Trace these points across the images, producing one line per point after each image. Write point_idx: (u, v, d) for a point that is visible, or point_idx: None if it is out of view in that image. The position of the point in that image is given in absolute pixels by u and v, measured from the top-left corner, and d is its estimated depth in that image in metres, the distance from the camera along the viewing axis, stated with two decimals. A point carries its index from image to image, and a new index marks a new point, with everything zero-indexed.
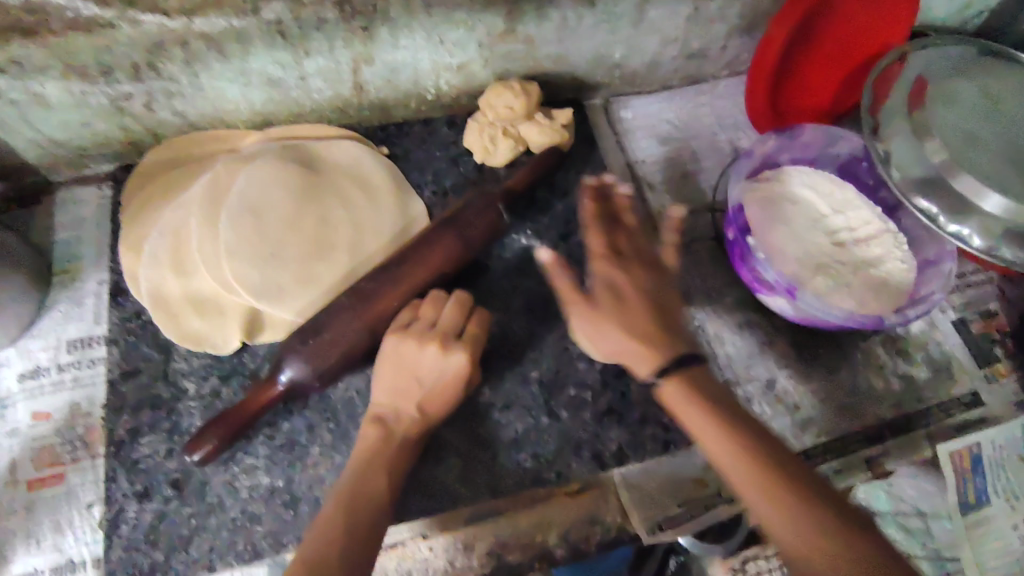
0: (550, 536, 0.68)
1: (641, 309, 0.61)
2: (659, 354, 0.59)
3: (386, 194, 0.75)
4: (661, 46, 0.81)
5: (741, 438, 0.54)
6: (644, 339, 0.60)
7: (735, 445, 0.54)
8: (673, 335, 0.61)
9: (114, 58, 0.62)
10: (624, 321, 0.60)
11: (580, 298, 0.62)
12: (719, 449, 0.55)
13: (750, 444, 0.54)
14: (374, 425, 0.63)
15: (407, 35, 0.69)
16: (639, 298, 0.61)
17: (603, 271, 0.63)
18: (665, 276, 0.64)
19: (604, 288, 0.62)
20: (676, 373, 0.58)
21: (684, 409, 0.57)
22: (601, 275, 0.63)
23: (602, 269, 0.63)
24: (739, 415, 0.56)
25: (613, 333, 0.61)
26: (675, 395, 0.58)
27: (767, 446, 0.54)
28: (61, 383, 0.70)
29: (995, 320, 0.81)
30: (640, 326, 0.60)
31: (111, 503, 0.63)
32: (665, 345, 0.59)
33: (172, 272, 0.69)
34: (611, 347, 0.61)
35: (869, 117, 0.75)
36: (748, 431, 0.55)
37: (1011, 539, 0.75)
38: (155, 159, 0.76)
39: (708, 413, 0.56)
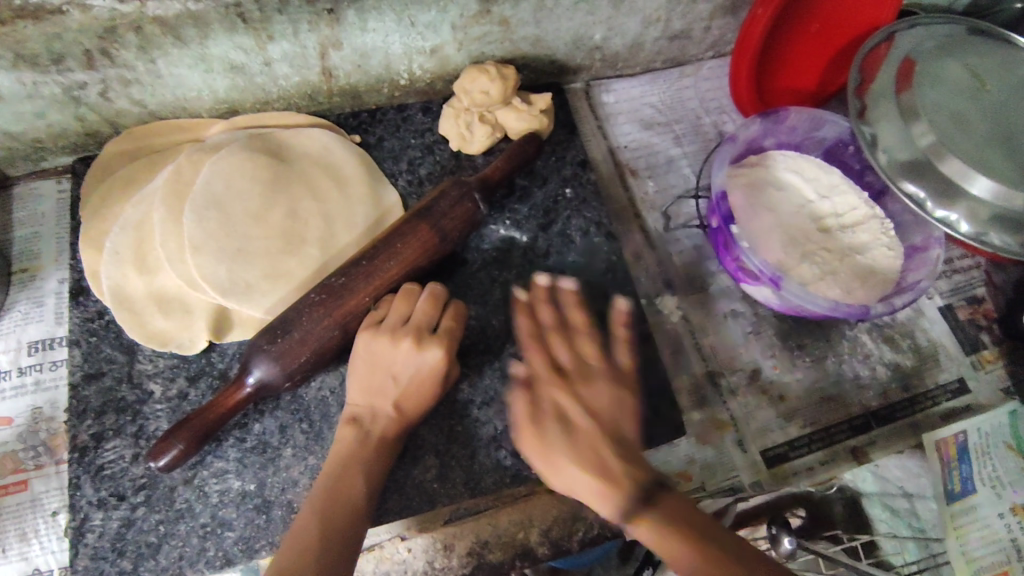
0: (531, 534, 0.67)
1: (591, 431, 0.57)
2: (614, 488, 0.54)
3: (357, 184, 0.72)
4: (642, 27, 0.78)
5: (618, 466, 0.55)
6: (614, 479, 0.54)
7: (610, 503, 0.54)
8: (621, 434, 0.58)
9: (65, 45, 0.59)
10: (571, 444, 0.57)
11: (530, 426, 0.59)
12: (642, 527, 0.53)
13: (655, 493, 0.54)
14: (348, 426, 0.61)
15: (375, 18, 0.66)
16: (598, 430, 0.57)
17: (550, 397, 0.60)
18: (620, 382, 0.61)
19: (545, 405, 0.59)
20: (638, 489, 0.54)
21: (534, 446, 0.58)
22: (542, 380, 0.61)
23: (548, 400, 0.60)
24: (653, 485, 0.54)
25: (571, 465, 0.56)
26: (531, 441, 0.58)
27: (684, 507, 0.54)
28: (23, 386, 0.67)
29: (983, 306, 0.80)
30: (600, 464, 0.55)
31: (76, 511, 0.61)
32: (612, 470, 0.55)
33: (134, 269, 0.66)
34: (567, 480, 0.56)
35: (856, 99, 0.72)
36: (645, 478, 0.55)
37: (997, 527, 0.74)
38: (114, 150, 0.72)
39: (610, 465, 0.55)
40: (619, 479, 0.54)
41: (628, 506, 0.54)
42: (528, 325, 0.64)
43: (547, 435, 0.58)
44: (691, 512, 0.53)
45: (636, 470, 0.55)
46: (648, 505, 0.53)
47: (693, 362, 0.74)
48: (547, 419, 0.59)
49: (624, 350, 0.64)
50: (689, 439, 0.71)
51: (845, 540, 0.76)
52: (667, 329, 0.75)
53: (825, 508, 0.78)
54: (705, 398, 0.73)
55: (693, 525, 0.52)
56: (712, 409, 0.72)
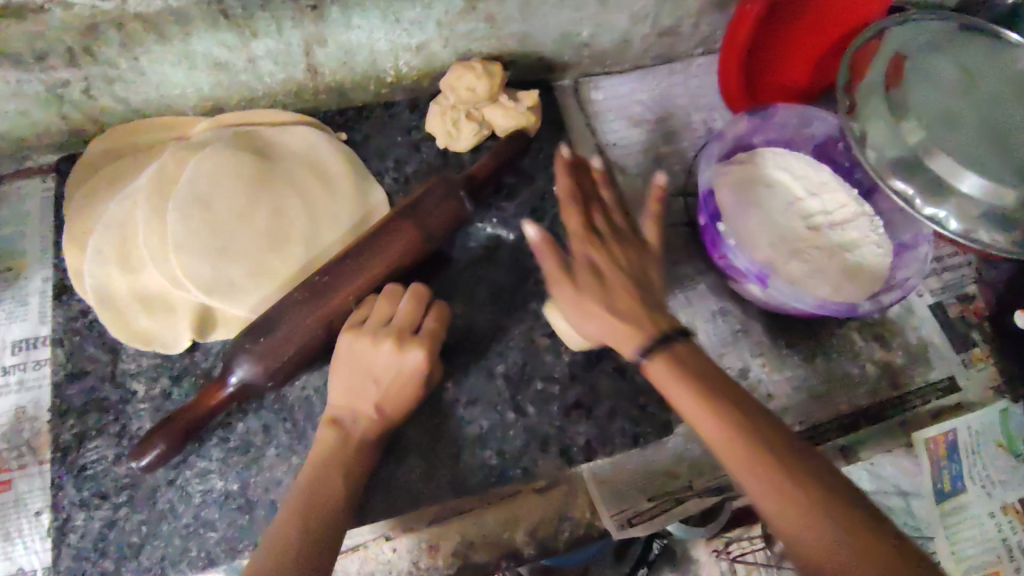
0: (517, 534, 0.67)
1: (625, 292, 0.58)
2: (683, 381, 0.53)
3: (343, 182, 0.72)
4: (631, 23, 0.77)
5: (749, 432, 0.48)
6: (671, 358, 0.54)
7: (738, 454, 0.48)
8: (654, 307, 0.58)
9: (46, 43, 0.58)
10: (603, 294, 0.58)
11: (561, 275, 0.60)
12: (773, 505, 0.46)
13: (789, 457, 0.47)
14: (329, 427, 0.61)
15: (360, 15, 0.66)
16: (624, 284, 0.58)
17: (583, 251, 0.61)
18: (643, 254, 0.62)
19: (583, 266, 0.60)
20: (664, 348, 0.55)
21: (670, 385, 0.53)
22: (574, 255, 0.61)
23: (580, 259, 0.60)
24: (790, 450, 0.48)
25: (585, 320, 0.59)
26: (660, 367, 0.54)
27: (818, 476, 0.46)
28: (7, 386, 0.67)
29: (973, 303, 0.80)
30: (633, 320, 0.56)
31: (58, 511, 0.61)
32: (693, 386, 0.52)
33: (117, 267, 0.66)
34: (594, 334, 0.59)
35: (845, 97, 0.71)
36: (781, 445, 0.48)
37: (988, 527, 0.73)
38: (99, 149, 0.72)
39: (743, 442, 0.48)
40: (746, 443, 0.48)
41: (756, 469, 0.47)
42: (564, 184, 0.65)
43: (678, 379, 0.53)
44: (824, 479, 0.46)
45: (775, 434, 0.48)
46: (776, 472, 0.46)
47: None
48: (685, 360, 0.54)
49: (655, 230, 0.64)
50: None
51: None
52: None
53: None
54: None
55: (827, 499, 0.45)
56: None
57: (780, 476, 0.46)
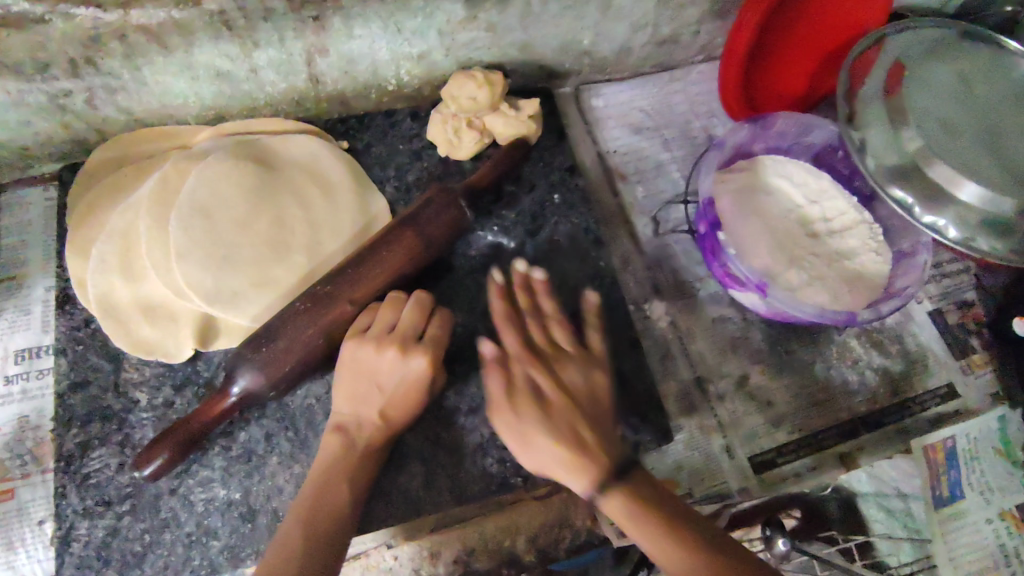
0: (517, 542, 0.68)
1: (570, 412, 0.60)
2: (592, 465, 0.57)
3: (344, 191, 0.72)
4: (631, 32, 0.77)
5: (684, 533, 0.53)
6: (576, 453, 0.58)
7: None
8: (607, 439, 0.60)
9: (49, 54, 0.59)
10: (551, 425, 0.59)
11: (502, 403, 0.61)
12: (676, 566, 0.52)
13: (712, 558, 0.51)
14: (334, 434, 0.61)
15: (361, 25, 0.66)
16: (564, 423, 0.59)
17: (524, 372, 0.62)
18: (591, 359, 0.65)
19: (524, 386, 0.61)
20: (620, 479, 0.57)
21: (630, 525, 0.55)
22: (512, 351, 0.63)
23: (524, 376, 0.62)
24: (727, 547, 0.53)
25: (541, 442, 0.59)
26: (620, 506, 0.56)
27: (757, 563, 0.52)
28: (9, 395, 0.67)
29: (972, 310, 0.80)
30: (579, 448, 0.58)
31: (61, 520, 0.61)
32: (591, 449, 0.58)
33: (120, 277, 0.66)
34: (528, 431, 0.59)
35: (844, 104, 0.72)
36: (716, 560, 0.51)
37: (985, 534, 0.74)
38: (102, 158, 0.72)
39: (647, 516, 0.55)
40: (702, 561, 0.51)
41: (653, 530, 0.54)
42: (501, 303, 0.66)
43: (636, 522, 0.55)
44: (709, 542, 0.53)
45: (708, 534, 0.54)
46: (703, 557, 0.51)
47: (682, 368, 0.74)
48: (636, 489, 0.57)
49: (599, 340, 0.66)
50: (677, 445, 0.71)
51: (840, 543, 0.78)
52: (655, 335, 0.75)
53: (822, 511, 0.79)
54: (693, 404, 0.72)
55: (713, 558, 0.51)
56: (700, 415, 0.72)
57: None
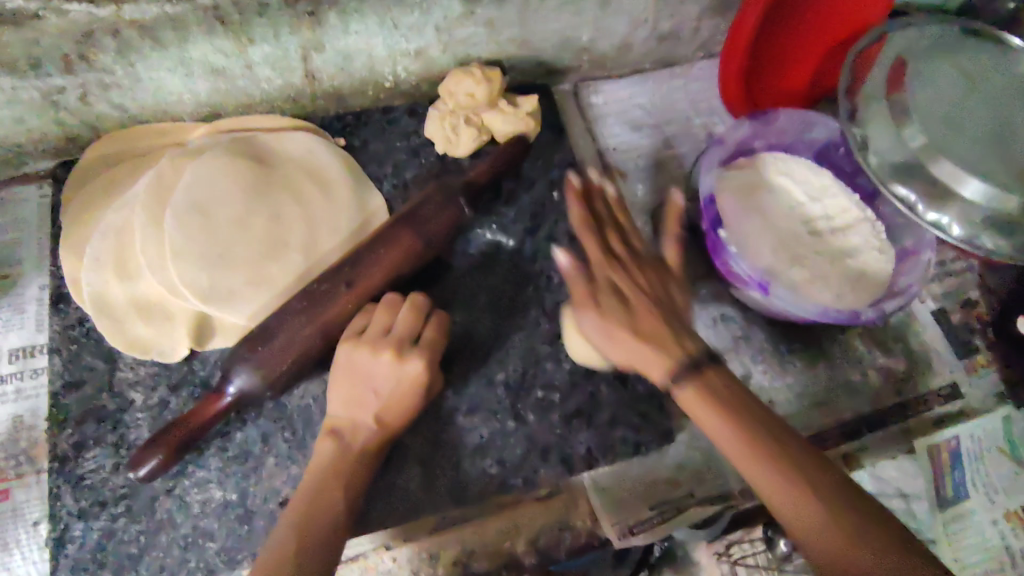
0: (518, 543, 0.67)
1: (644, 304, 0.62)
2: (671, 356, 0.59)
3: (342, 189, 0.71)
4: (630, 28, 0.77)
5: (766, 452, 0.53)
6: (664, 342, 0.60)
7: (762, 483, 0.52)
8: (681, 329, 0.61)
9: (41, 50, 0.58)
10: (627, 319, 0.61)
11: (587, 300, 0.63)
12: (748, 461, 0.53)
13: (797, 466, 0.52)
14: (328, 439, 0.60)
15: (357, 21, 0.65)
16: (643, 298, 0.62)
17: (605, 275, 0.64)
18: (662, 269, 0.67)
19: (612, 295, 0.63)
20: (689, 374, 0.57)
21: (696, 409, 0.57)
22: (596, 259, 0.65)
23: (603, 277, 0.64)
24: (785, 438, 0.54)
25: (622, 324, 0.61)
26: (689, 393, 0.57)
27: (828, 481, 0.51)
28: (3, 395, 0.67)
29: (976, 309, 0.79)
30: (681, 359, 0.58)
31: (56, 521, 0.61)
32: (661, 338, 0.60)
33: (114, 275, 0.65)
34: (623, 355, 0.61)
35: (846, 102, 0.71)
36: (791, 455, 0.53)
37: (991, 534, 0.72)
38: (96, 155, 0.72)
39: (725, 403, 0.56)
40: (768, 460, 0.52)
41: (726, 421, 0.55)
42: (581, 213, 0.67)
43: (678, 380, 0.58)
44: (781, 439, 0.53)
45: (768, 422, 0.55)
46: (771, 464, 0.52)
47: None
48: (671, 348, 0.59)
49: (673, 249, 0.70)
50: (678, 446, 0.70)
51: None
52: None
53: None
54: None
55: (792, 460, 0.52)
56: None
57: (806, 496, 0.50)
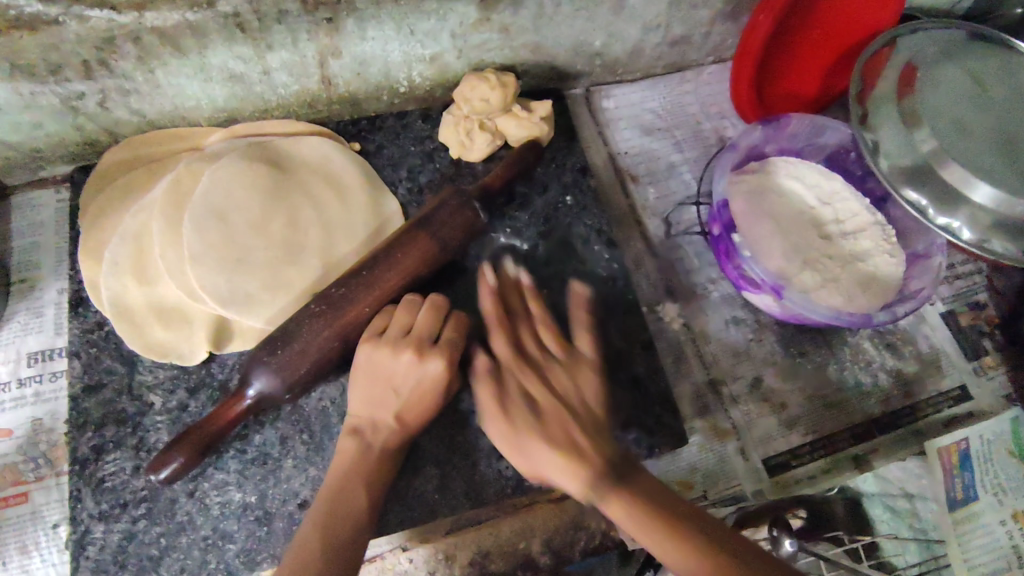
0: (533, 544, 0.68)
1: (556, 407, 0.59)
2: (585, 462, 0.56)
3: (357, 193, 0.72)
4: (643, 33, 0.77)
5: (675, 543, 0.51)
6: (569, 448, 0.57)
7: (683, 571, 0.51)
8: (596, 435, 0.58)
9: (62, 56, 0.58)
10: (542, 427, 0.58)
11: (497, 412, 0.60)
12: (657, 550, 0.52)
13: (692, 535, 0.51)
14: (350, 438, 0.61)
15: (374, 27, 0.66)
16: (549, 397, 0.60)
17: (517, 380, 0.61)
18: (570, 359, 0.64)
19: (523, 401, 0.60)
20: (587, 459, 0.56)
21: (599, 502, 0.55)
22: (503, 359, 0.63)
23: (517, 389, 0.61)
24: (683, 514, 0.53)
25: (541, 441, 0.57)
26: (569, 475, 0.56)
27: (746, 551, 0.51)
28: (22, 398, 0.67)
29: (984, 311, 0.80)
30: (564, 436, 0.57)
31: (76, 524, 0.61)
32: (572, 437, 0.57)
33: (133, 279, 0.66)
34: (523, 447, 0.59)
35: (856, 107, 0.72)
36: (698, 530, 0.52)
37: (1000, 535, 0.71)
38: (114, 160, 0.72)
39: (629, 500, 0.54)
40: (673, 552, 0.51)
41: (627, 512, 0.54)
42: (490, 308, 0.65)
43: (561, 466, 0.56)
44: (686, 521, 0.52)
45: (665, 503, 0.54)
46: (674, 543, 0.51)
47: (695, 370, 0.74)
48: (535, 435, 0.58)
49: (589, 340, 0.65)
50: (691, 447, 0.71)
51: (846, 543, 0.71)
52: (668, 337, 0.75)
53: (827, 512, 0.72)
54: (707, 406, 0.73)
55: (693, 533, 0.52)
56: (714, 418, 0.72)
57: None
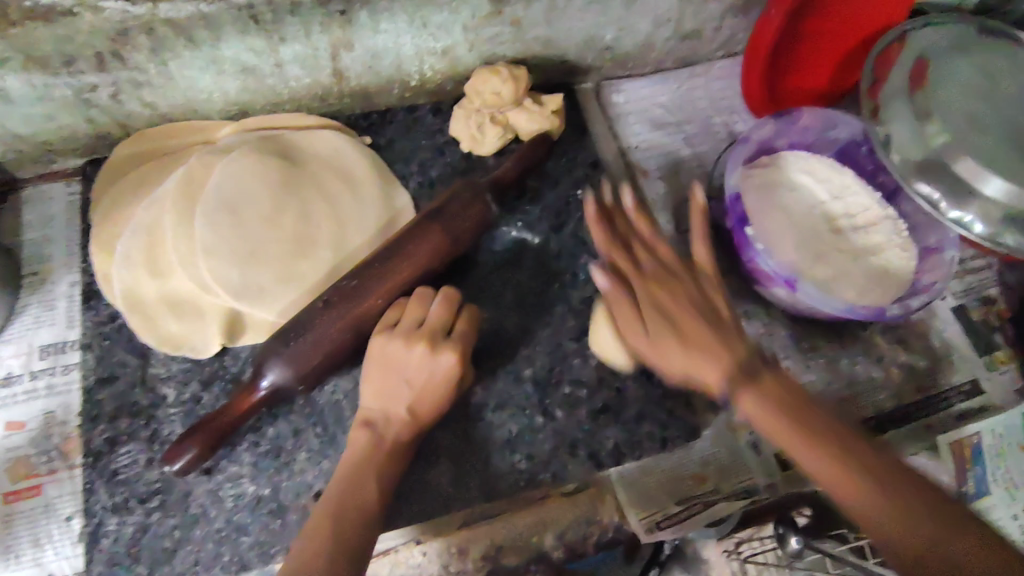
0: (545, 538, 0.68)
1: (691, 319, 0.59)
2: (721, 363, 0.57)
3: (368, 186, 0.72)
4: (654, 26, 0.77)
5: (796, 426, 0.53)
6: (738, 376, 0.56)
7: (873, 523, 0.49)
8: (725, 334, 0.59)
9: (75, 47, 0.58)
10: (685, 339, 0.59)
11: (634, 333, 0.61)
12: (809, 456, 0.52)
13: (844, 444, 0.52)
14: (363, 429, 0.61)
15: (387, 19, 0.65)
16: (686, 310, 0.60)
17: (643, 288, 0.62)
18: (691, 272, 0.63)
19: (626, 304, 0.62)
20: (746, 379, 0.56)
21: (700, 367, 0.58)
22: (632, 291, 0.62)
23: (668, 303, 0.61)
24: (839, 434, 0.53)
25: (680, 348, 0.58)
26: (747, 398, 0.55)
27: (912, 489, 0.50)
28: (35, 391, 0.67)
29: (995, 306, 0.80)
30: (710, 350, 0.58)
31: (90, 516, 0.61)
32: (704, 338, 0.58)
33: (145, 273, 0.66)
34: (676, 362, 0.59)
35: (868, 100, 0.72)
36: (857, 453, 0.52)
37: (1012, 529, 0.73)
38: (126, 152, 0.72)
39: (779, 417, 0.54)
40: (815, 448, 0.52)
41: (810, 448, 0.52)
42: (597, 214, 0.65)
43: (699, 356, 0.58)
44: (824, 420, 0.54)
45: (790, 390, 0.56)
46: (865, 469, 0.51)
47: None
48: (689, 318, 0.60)
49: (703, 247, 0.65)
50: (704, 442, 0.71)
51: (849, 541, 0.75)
52: None
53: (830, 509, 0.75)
54: None
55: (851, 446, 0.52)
56: None
57: (845, 462, 0.51)
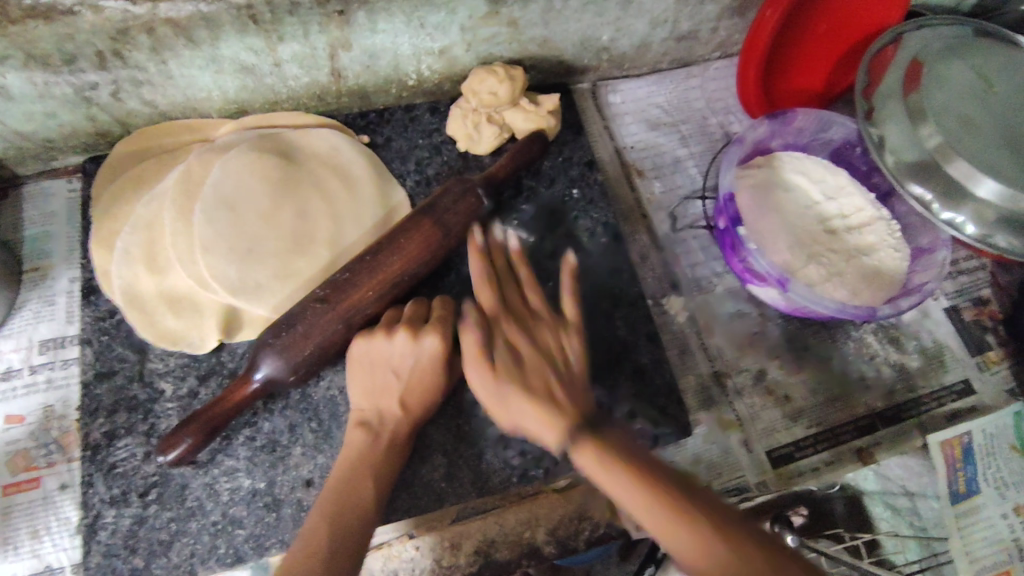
0: (538, 533, 0.69)
1: (539, 363, 0.60)
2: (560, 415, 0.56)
3: (365, 184, 0.72)
4: (650, 27, 0.78)
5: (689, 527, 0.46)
6: (546, 397, 0.57)
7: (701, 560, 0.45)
8: (574, 391, 0.59)
9: (76, 46, 0.59)
10: (523, 381, 0.58)
11: (481, 358, 0.60)
12: (634, 502, 0.49)
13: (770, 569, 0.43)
14: (359, 429, 0.61)
15: (385, 19, 0.66)
16: (537, 356, 0.60)
17: (499, 331, 0.62)
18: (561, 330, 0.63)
19: (506, 353, 0.60)
20: (585, 436, 0.53)
21: (613, 486, 0.50)
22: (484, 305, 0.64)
23: (499, 333, 0.62)
24: (679, 482, 0.49)
25: (510, 377, 0.59)
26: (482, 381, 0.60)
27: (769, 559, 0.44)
28: (34, 385, 0.68)
29: (987, 307, 0.81)
30: (541, 388, 0.58)
31: (87, 509, 0.62)
32: (554, 394, 0.58)
33: (144, 268, 0.66)
34: (499, 394, 0.59)
35: (863, 100, 0.73)
36: (700, 503, 0.48)
37: (1001, 528, 0.73)
38: (127, 151, 0.73)
39: (630, 483, 0.49)
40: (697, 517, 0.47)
41: (634, 490, 0.49)
42: (479, 265, 0.66)
43: (608, 473, 0.51)
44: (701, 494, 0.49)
45: (687, 490, 0.49)
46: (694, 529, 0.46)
47: (701, 362, 0.75)
48: (639, 466, 0.50)
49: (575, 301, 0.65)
50: (696, 439, 0.71)
51: (846, 541, 0.74)
52: (674, 330, 0.75)
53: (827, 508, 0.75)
54: (712, 398, 0.73)
55: (679, 499, 0.48)
56: (719, 409, 0.73)
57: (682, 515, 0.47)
